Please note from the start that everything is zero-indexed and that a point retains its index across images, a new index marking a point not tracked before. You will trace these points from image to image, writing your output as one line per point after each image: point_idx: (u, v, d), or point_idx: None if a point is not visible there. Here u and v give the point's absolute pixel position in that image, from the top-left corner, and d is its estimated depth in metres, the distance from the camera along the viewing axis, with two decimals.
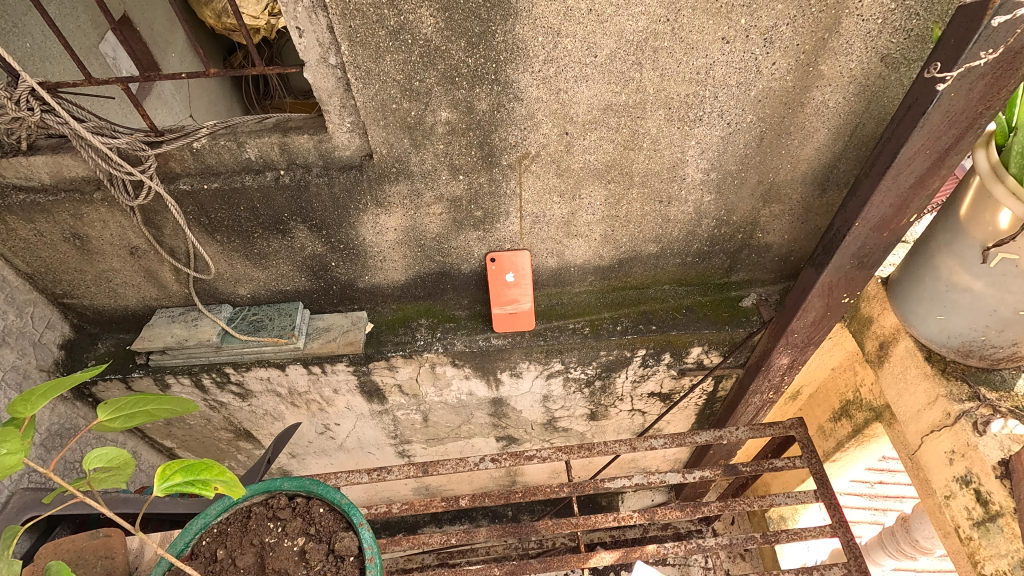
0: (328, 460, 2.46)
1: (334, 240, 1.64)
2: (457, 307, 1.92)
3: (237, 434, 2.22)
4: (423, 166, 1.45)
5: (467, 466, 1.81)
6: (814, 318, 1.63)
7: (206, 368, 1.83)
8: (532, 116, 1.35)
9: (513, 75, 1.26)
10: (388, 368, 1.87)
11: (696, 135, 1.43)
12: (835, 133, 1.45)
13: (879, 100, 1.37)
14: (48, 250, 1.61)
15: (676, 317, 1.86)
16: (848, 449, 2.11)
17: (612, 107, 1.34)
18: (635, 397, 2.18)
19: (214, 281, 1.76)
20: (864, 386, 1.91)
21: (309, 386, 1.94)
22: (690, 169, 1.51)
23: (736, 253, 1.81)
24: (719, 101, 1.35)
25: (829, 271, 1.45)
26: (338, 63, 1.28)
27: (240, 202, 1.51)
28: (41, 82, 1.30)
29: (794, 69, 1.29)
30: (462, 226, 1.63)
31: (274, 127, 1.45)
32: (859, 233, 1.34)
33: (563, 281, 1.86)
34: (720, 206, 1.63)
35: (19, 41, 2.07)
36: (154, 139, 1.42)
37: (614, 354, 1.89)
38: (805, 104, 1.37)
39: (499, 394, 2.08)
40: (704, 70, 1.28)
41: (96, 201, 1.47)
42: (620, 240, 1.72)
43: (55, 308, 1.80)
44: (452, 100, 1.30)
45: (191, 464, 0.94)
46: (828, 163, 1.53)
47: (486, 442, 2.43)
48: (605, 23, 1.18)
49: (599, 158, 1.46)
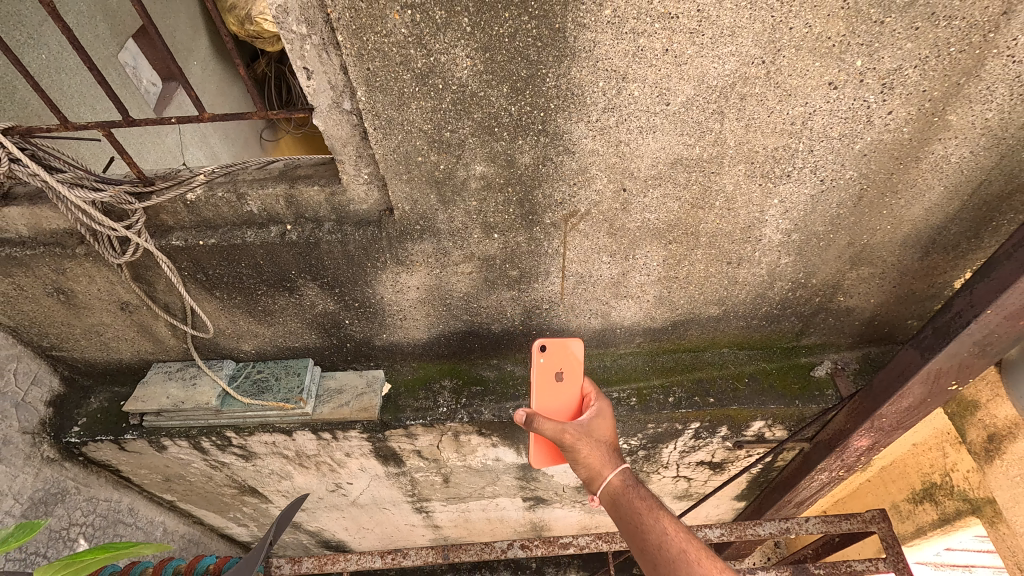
0: (339, 514, 2.26)
1: (349, 298, 1.44)
2: (485, 367, 1.70)
3: (242, 490, 2.03)
4: (451, 224, 1.23)
5: (494, 552, 1.62)
6: (909, 403, 1.37)
7: (205, 431, 1.64)
8: (585, 170, 1.12)
9: (564, 126, 1.04)
10: (406, 435, 1.66)
11: (781, 192, 1.18)
12: (953, 192, 1.19)
13: (1014, 156, 1.11)
14: (30, 304, 1.43)
15: (738, 387, 1.61)
16: (929, 536, 1.84)
17: (682, 161, 1.10)
18: (683, 465, 1.93)
19: (215, 337, 1.57)
20: (956, 472, 1.65)
21: (318, 449, 1.74)
22: (768, 229, 1.27)
23: (811, 317, 1.55)
24: (814, 155, 1.10)
25: (940, 358, 1.19)
26: (354, 108, 1.07)
27: (241, 258, 1.31)
28: (11, 126, 1.11)
29: (914, 119, 1.04)
30: (494, 285, 1.41)
31: (280, 176, 1.24)
32: (989, 320, 1.08)
33: (606, 342, 1.63)
34: (799, 269, 1.38)
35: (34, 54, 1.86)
36: (143, 190, 1.23)
37: (664, 427, 1.65)
38: (921, 158, 1.11)
39: (529, 460, 1.85)
40: (801, 120, 1.03)
41: (79, 256, 1.29)
42: (677, 302, 1.48)
43: (43, 361, 1.63)
44: (489, 153, 1.08)
45: None
46: (937, 225, 1.27)
47: (512, 502, 2.21)
48: (683, 66, 0.95)
49: (661, 217, 1.23)
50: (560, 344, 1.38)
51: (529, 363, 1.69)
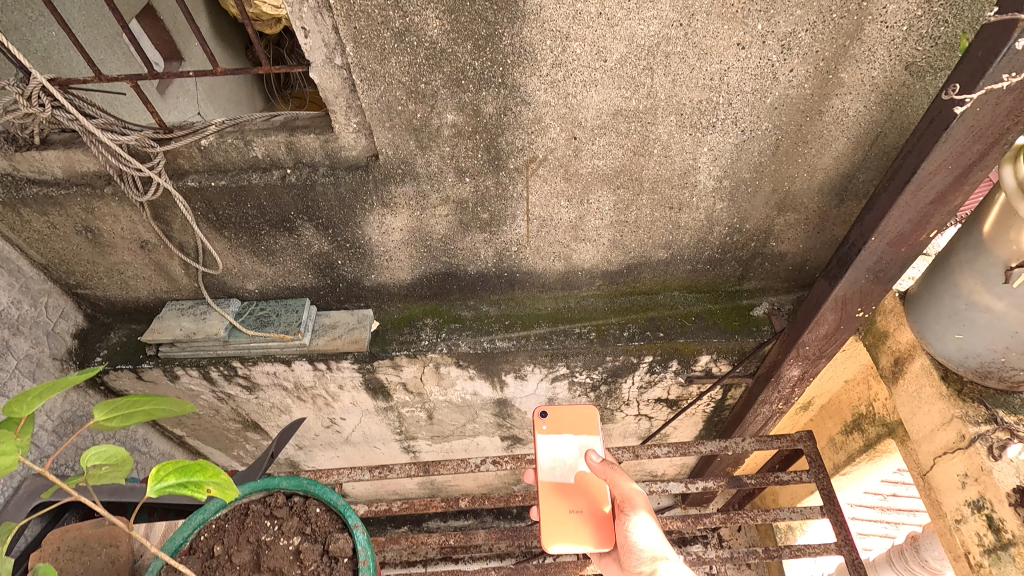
0: (334, 452, 2.48)
1: (341, 238, 1.64)
2: (464, 308, 1.91)
3: (245, 425, 2.25)
4: (429, 168, 1.44)
5: (469, 467, 1.83)
6: (826, 331, 1.59)
7: (214, 361, 1.84)
8: (540, 120, 1.32)
9: (520, 79, 1.24)
10: (392, 367, 1.87)
11: (709, 142, 1.39)
12: (855, 142, 1.39)
13: (901, 110, 1.31)
14: (61, 242, 1.63)
15: (685, 324, 1.82)
16: (859, 464, 2.08)
17: (621, 112, 1.31)
18: (642, 402, 2.15)
19: (223, 276, 1.78)
20: (878, 401, 1.88)
21: (314, 381, 1.95)
22: (701, 176, 1.47)
23: (749, 261, 1.76)
24: (733, 108, 1.31)
25: (843, 285, 1.42)
26: (344, 63, 1.27)
27: (248, 199, 1.51)
28: (52, 78, 1.31)
29: (812, 76, 1.24)
30: (468, 227, 1.61)
31: (282, 126, 1.44)
32: (876, 247, 1.30)
33: (570, 285, 1.85)
34: (733, 214, 1.59)
35: (45, 30, 2.05)
36: (162, 136, 1.43)
37: (620, 360, 1.87)
38: (824, 112, 1.32)
39: (503, 395, 2.07)
40: (718, 76, 1.24)
41: (106, 195, 1.49)
42: (629, 246, 1.69)
43: (69, 298, 1.84)
44: (458, 102, 1.28)
45: (185, 466, 0.97)
46: (847, 173, 1.47)
47: (491, 441, 2.43)
48: (616, 27, 1.15)
49: (608, 163, 1.43)
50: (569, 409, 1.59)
51: (502, 304, 1.90)
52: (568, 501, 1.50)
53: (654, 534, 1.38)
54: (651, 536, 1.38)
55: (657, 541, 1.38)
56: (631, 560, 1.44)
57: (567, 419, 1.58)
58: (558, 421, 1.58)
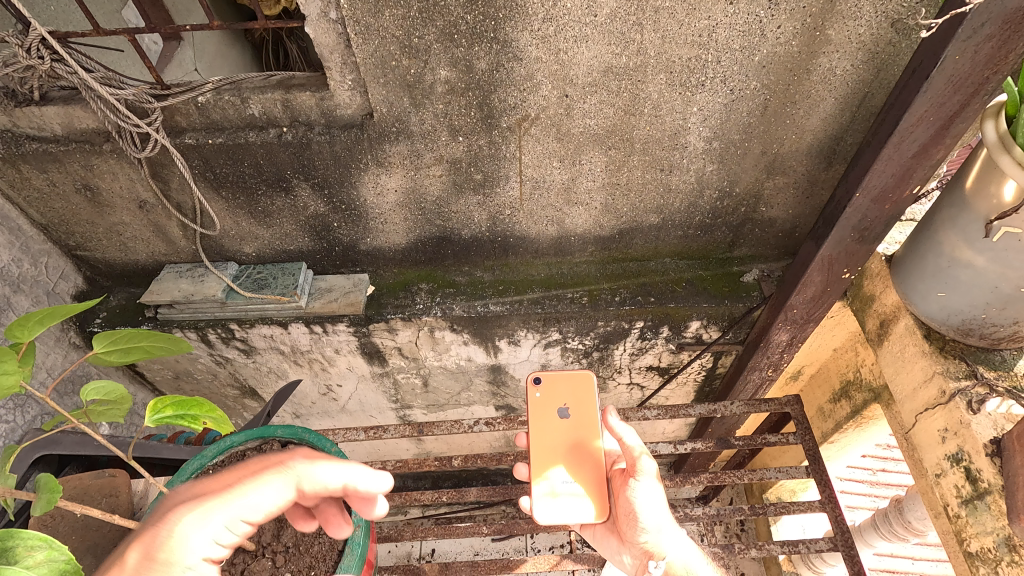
0: (331, 421, 2.52)
1: (337, 199, 1.67)
2: (458, 273, 1.94)
3: (243, 392, 2.28)
4: (423, 126, 1.46)
5: (462, 428, 1.86)
6: (814, 293, 1.64)
7: (211, 323, 1.87)
8: (532, 77, 1.34)
9: (512, 34, 1.26)
10: (387, 330, 1.90)
11: (698, 101, 1.41)
12: (842, 103, 1.41)
13: (887, 68, 1.33)
14: (60, 201, 1.66)
15: (676, 290, 1.85)
16: (846, 431, 2.15)
17: (612, 69, 1.33)
18: (633, 370, 2.19)
19: (220, 238, 1.80)
20: (865, 367, 1.92)
21: (311, 345, 1.99)
22: (692, 137, 1.49)
23: (739, 227, 1.79)
24: (722, 66, 1.33)
25: (830, 243, 1.50)
26: (338, 17, 1.28)
27: (244, 158, 1.53)
28: (51, 31, 1.33)
29: (800, 33, 1.26)
30: (462, 189, 1.63)
31: (278, 84, 1.46)
32: (860, 203, 1.39)
33: (563, 251, 1.88)
34: (723, 177, 1.61)
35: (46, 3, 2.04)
36: (160, 92, 1.45)
37: (612, 325, 1.90)
38: (811, 71, 1.34)
39: (497, 361, 2.10)
40: (706, 32, 1.26)
41: (105, 152, 1.51)
42: (621, 210, 1.71)
43: (69, 260, 1.87)
44: (451, 58, 1.30)
45: (182, 400, 1.03)
46: (835, 135, 1.50)
47: (485, 411, 2.47)
48: None
49: (599, 122, 1.45)
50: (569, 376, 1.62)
51: (496, 270, 1.93)
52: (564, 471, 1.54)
53: (654, 501, 1.39)
54: (652, 503, 1.39)
55: (657, 509, 1.40)
56: (626, 526, 1.46)
57: (562, 387, 1.62)
58: (552, 391, 1.62)
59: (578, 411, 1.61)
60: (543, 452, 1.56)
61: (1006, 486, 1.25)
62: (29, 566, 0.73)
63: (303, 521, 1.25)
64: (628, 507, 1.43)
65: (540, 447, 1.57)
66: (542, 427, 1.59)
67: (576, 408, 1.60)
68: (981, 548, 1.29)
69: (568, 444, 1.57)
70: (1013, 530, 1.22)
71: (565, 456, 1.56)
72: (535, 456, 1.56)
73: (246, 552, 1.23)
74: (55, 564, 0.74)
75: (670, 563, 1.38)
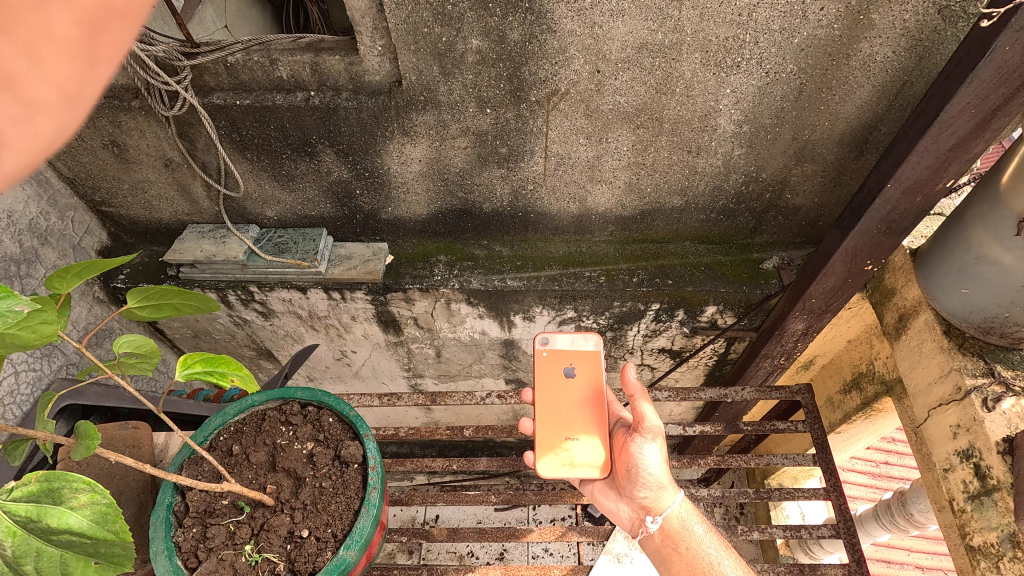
0: (343, 385, 2.56)
1: (360, 166, 1.66)
2: (476, 247, 1.94)
3: (258, 353, 2.32)
4: (451, 96, 1.45)
5: (474, 399, 1.88)
6: (834, 283, 1.64)
7: (232, 284, 1.90)
8: (565, 50, 1.32)
9: (547, 5, 1.23)
10: (405, 300, 1.92)
11: (732, 83, 1.38)
12: (879, 91, 1.38)
13: (929, 57, 1.29)
14: (88, 156, 1.67)
15: (694, 273, 1.85)
16: (854, 421, 2.18)
17: (646, 46, 1.30)
18: (646, 351, 2.20)
19: (243, 199, 1.82)
20: (879, 359, 1.94)
21: (329, 311, 2.01)
22: (722, 119, 1.47)
23: (763, 214, 1.78)
24: (758, 47, 1.29)
25: (855, 234, 1.49)
26: None
27: (271, 120, 1.52)
28: None
29: (843, 16, 1.22)
30: (486, 162, 1.63)
31: (307, 47, 1.44)
32: (890, 195, 1.38)
33: (583, 229, 1.88)
34: (750, 161, 1.59)
35: None
36: (190, 51, 1.45)
37: (628, 306, 1.90)
38: (851, 55, 1.30)
39: (511, 335, 2.12)
40: (745, 12, 1.22)
41: (133, 109, 1.50)
42: (645, 189, 1.70)
43: (93, 215, 1.91)
44: (484, 27, 1.28)
45: (210, 357, 1.06)
46: (868, 123, 1.47)
47: (495, 382, 2.50)
48: None
49: (629, 101, 1.43)
50: (575, 339, 1.66)
51: (515, 246, 1.93)
52: (566, 429, 1.58)
53: (658, 457, 1.43)
54: (655, 459, 1.43)
55: (658, 464, 1.43)
56: (629, 482, 1.48)
57: (567, 349, 1.66)
58: (559, 352, 1.65)
59: (585, 372, 1.64)
60: (548, 410, 1.60)
61: (1015, 484, 1.26)
62: (73, 507, 0.77)
63: (320, 480, 1.29)
64: (630, 462, 1.46)
65: (547, 409, 1.60)
66: (549, 388, 1.62)
67: (584, 372, 1.64)
68: (984, 543, 1.31)
69: (573, 402, 1.61)
70: (1019, 527, 1.24)
71: (569, 413, 1.60)
72: (540, 414, 1.59)
73: (265, 506, 1.27)
74: (97, 507, 0.77)
75: (668, 517, 1.42)
